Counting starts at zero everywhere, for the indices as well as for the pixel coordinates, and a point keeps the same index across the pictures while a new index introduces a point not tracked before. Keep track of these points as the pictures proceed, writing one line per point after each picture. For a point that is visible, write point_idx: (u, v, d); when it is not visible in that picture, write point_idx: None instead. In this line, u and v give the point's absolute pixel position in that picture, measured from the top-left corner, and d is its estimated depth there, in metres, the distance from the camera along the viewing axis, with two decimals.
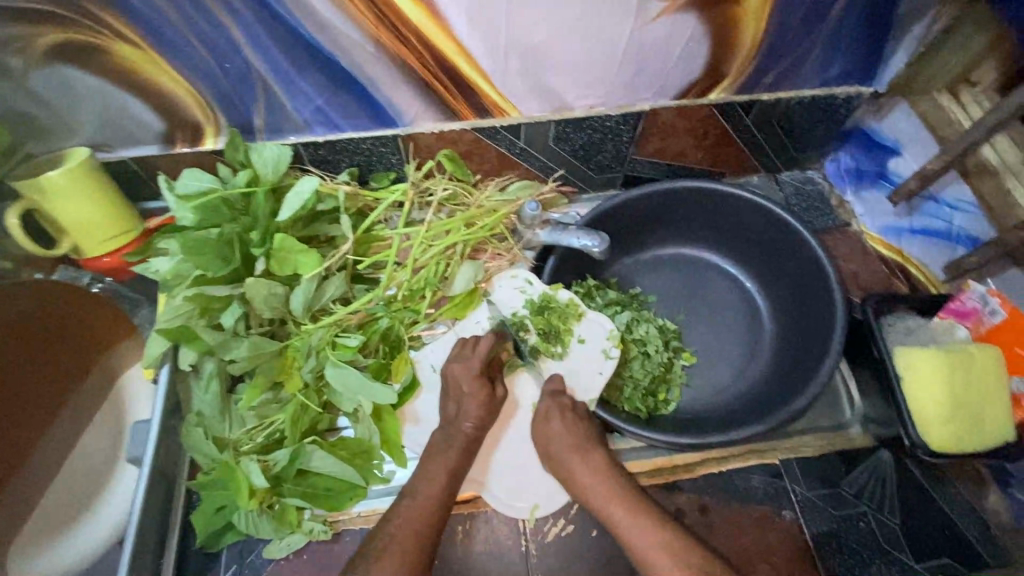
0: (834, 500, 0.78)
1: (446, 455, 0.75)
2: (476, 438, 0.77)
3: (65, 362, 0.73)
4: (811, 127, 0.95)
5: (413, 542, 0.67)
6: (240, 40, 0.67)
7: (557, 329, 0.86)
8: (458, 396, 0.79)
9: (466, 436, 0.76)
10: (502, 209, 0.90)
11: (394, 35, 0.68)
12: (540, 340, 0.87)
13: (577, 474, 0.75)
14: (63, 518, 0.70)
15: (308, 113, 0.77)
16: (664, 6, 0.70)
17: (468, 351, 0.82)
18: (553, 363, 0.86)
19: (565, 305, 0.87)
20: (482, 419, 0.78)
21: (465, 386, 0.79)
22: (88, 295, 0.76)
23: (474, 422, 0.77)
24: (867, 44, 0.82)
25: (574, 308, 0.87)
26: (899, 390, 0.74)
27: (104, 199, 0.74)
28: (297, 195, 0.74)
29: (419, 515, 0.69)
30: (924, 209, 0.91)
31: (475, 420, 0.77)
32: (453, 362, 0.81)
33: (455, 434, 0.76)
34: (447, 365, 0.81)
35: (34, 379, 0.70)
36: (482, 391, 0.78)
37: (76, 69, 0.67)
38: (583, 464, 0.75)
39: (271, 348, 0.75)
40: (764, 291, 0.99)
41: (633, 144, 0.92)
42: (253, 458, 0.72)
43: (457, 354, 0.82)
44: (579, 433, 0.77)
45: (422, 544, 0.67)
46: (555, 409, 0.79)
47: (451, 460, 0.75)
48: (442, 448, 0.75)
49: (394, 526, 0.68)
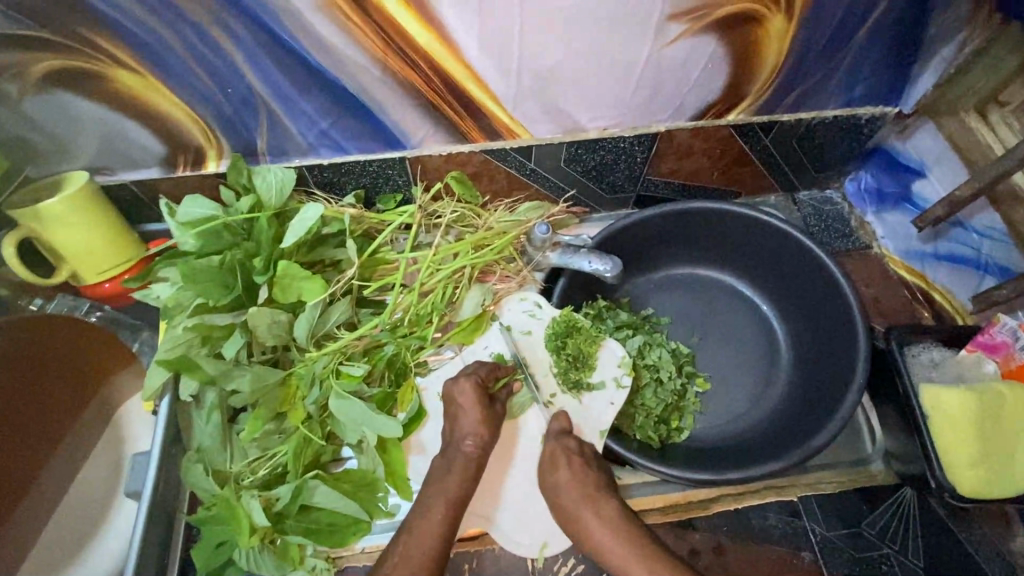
0: (856, 541, 0.76)
1: (447, 481, 0.72)
2: (476, 458, 0.75)
3: (53, 396, 0.70)
4: (832, 146, 0.91)
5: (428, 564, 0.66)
6: (242, 64, 0.64)
7: (586, 355, 0.84)
8: (453, 413, 0.77)
9: (465, 456, 0.74)
10: (512, 231, 0.87)
11: (401, 58, 0.66)
12: (556, 363, 0.84)
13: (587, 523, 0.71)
14: (62, 556, 0.68)
15: (312, 136, 0.75)
16: (682, 28, 0.67)
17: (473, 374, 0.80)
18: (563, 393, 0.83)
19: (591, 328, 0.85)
20: (481, 434, 0.75)
21: (459, 400, 0.77)
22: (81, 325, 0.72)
23: (474, 440, 0.75)
24: (893, 64, 0.78)
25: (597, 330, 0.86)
26: (926, 431, 0.72)
27: (104, 226, 0.72)
28: (301, 221, 0.72)
29: (419, 548, 0.67)
30: (952, 235, 0.87)
31: (475, 439, 0.75)
32: (451, 381, 0.79)
33: (454, 459, 0.74)
34: (453, 382, 0.78)
35: (26, 417, 0.67)
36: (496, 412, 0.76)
37: (72, 95, 0.65)
38: (591, 511, 0.71)
39: (274, 378, 0.73)
40: (782, 315, 0.96)
41: (647, 164, 0.89)
42: (255, 495, 0.70)
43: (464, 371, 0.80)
44: (582, 474, 0.74)
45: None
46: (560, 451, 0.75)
47: (450, 487, 0.72)
48: (443, 473, 0.73)
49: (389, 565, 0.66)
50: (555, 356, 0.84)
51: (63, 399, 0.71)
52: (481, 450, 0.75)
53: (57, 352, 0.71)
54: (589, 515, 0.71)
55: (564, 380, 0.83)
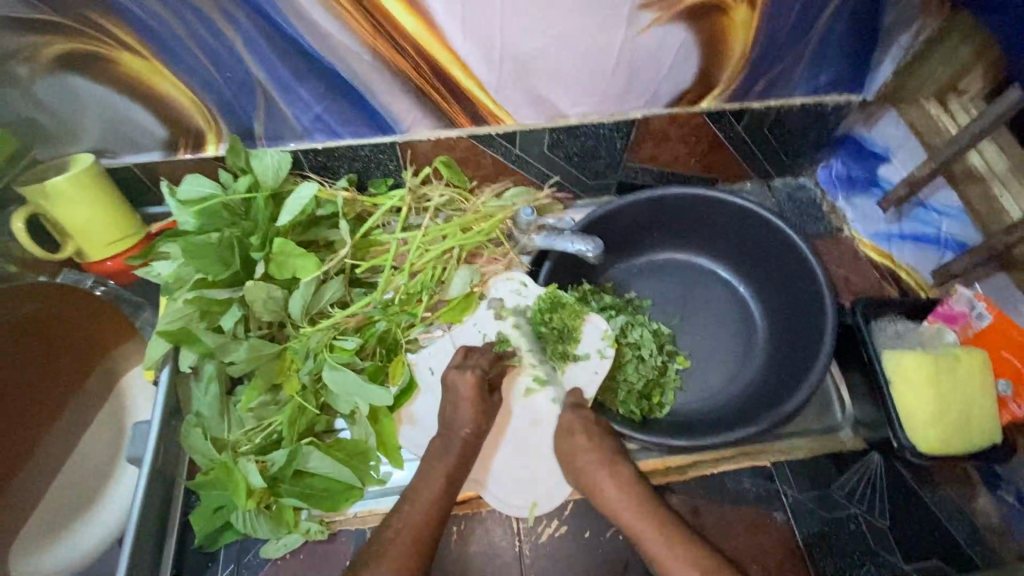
0: (825, 502, 0.79)
1: (445, 461, 0.76)
2: (473, 444, 0.78)
3: (53, 365, 0.72)
4: (802, 134, 0.97)
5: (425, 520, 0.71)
6: (241, 49, 0.69)
7: (571, 329, 0.87)
8: (451, 398, 0.80)
9: (463, 443, 0.77)
10: (498, 214, 0.92)
11: (391, 45, 0.70)
12: (543, 341, 0.88)
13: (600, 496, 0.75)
14: (64, 518, 0.71)
15: (307, 120, 0.79)
16: (654, 17, 0.72)
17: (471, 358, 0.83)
18: (551, 368, 0.87)
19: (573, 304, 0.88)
20: (476, 422, 0.78)
21: (456, 386, 0.80)
22: (87, 299, 0.76)
23: (472, 428, 0.78)
24: (854, 54, 0.84)
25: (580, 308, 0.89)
26: (889, 394, 0.76)
27: (107, 204, 0.75)
28: (296, 200, 0.76)
29: (419, 514, 0.71)
30: (914, 215, 0.92)
31: (473, 427, 0.78)
32: (455, 371, 0.81)
33: (453, 441, 0.77)
34: (455, 368, 0.81)
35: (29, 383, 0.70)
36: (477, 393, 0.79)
37: (81, 78, 0.69)
38: (603, 477, 0.75)
39: (269, 350, 0.77)
40: (758, 296, 1.01)
41: (627, 151, 0.94)
42: (251, 459, 0.73)
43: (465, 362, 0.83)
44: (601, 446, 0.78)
45: (421, 548, 0.69)
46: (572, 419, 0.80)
47: (444, 465, 0.75)
48: (442, 455, 0.76)
49: (394, 529, 0.70)
50: (541, 330, 0.88)
51: (66, 370, 0.74)
52: (478, 437, 0.79)
53: (60, 322, 0.74)
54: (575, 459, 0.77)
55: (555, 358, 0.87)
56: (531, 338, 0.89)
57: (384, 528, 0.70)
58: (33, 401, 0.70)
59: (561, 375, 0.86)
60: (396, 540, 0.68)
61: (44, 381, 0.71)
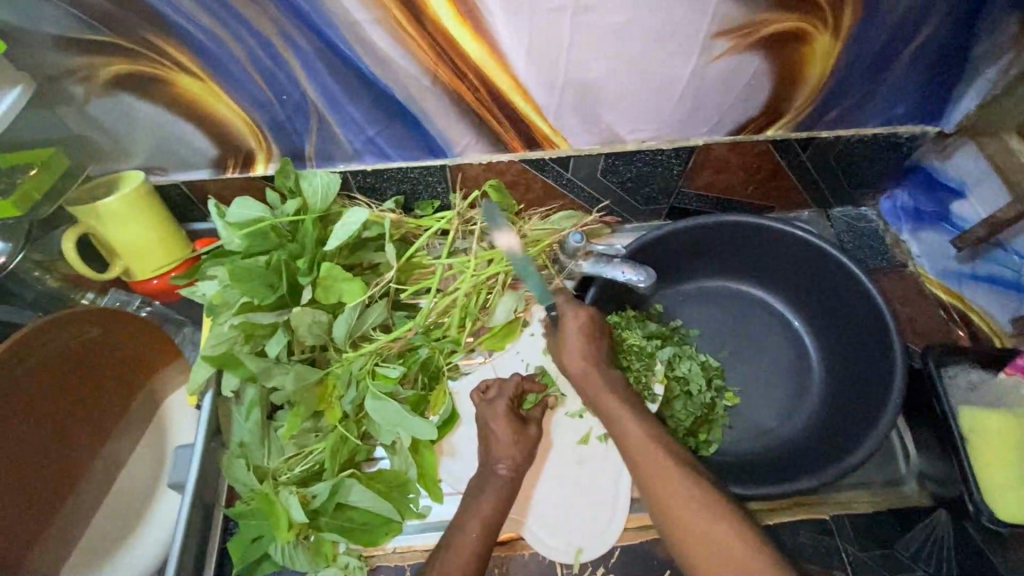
0: (890, 562, 0.75)
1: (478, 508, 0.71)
2: (512, 480, 0.74)
3: (82, 393, 0.68)
4: (869, 164, 0.91)
5: (469, 566, 0.65)
6: (298, 72, 0.66)
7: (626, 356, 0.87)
8: (487, 433, 0.77)
9: (501, 480, 0.73)
10: (546, 239, 0.88)
11: (452, 70, 0.67)
12: None
13: (615, 418, 0.70)
14: (108, 544, 0.70)
15: (358, 142, 0.77)
16: (729, 45, 0.68)
17: (494, 389, 0.80)
18: None
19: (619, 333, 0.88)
20: (517, 456, 0.75)
21: (496, 420, 0.77)
22: (154, 331, 0.74)
23: (507, 464, 0.74)
24: (935, 86, 0.79)
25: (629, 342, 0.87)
26: (963, 450, 0.72)
27: (157, 226, 0.74)
28: (346, 225, 0.74)
29: (462, 558, 0.65)
30: (991, 256, 0.87)
31: (511, 464, 0.75)
32: (487, 400, 0.78)
33: (490, 481, 0.73)
34: (486, 401, 0.78)
35: (61, 420, 0.65)
36: (514, 429, 0.76)
37: (136, 99, 0.68)
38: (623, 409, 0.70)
39: (313, 377, 0.75)
40: (814, 332, 0.96)
41: (683, 177, 0.90)
42: (293, 490, 0.71)
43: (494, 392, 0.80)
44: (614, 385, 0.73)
45: None
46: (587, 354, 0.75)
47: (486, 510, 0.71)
48: (479, 494, 0.72)
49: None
50: None
51: (104, 395, 0.70)
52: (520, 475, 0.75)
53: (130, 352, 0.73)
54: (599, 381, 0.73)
55: None
56: None
57: None
58: (69, 435, 0.66)
59: None
60: None
61: (80, 413, 0.67)
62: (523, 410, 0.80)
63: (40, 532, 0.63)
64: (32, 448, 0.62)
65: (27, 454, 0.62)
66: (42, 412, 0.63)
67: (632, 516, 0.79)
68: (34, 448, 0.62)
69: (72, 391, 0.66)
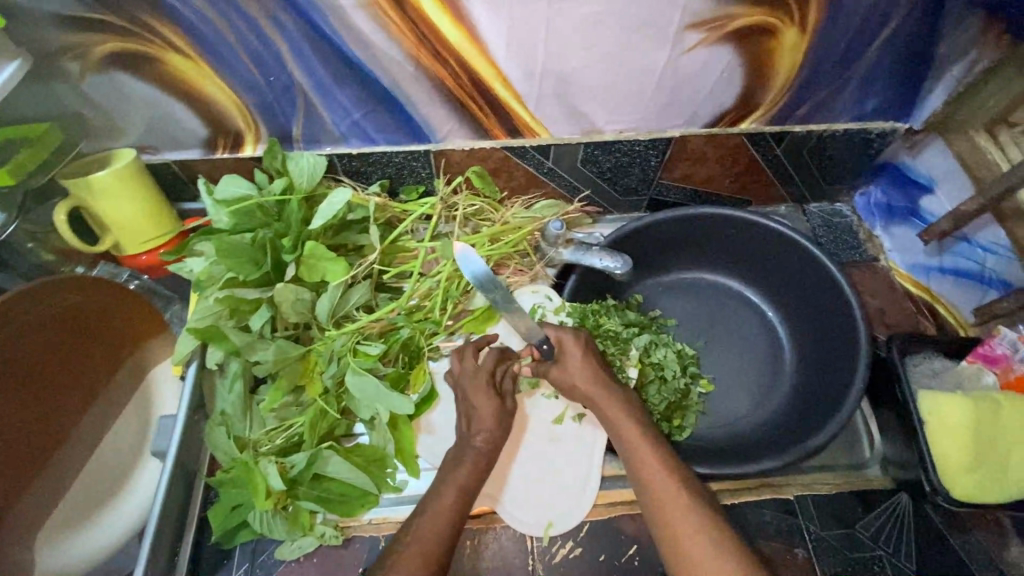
0: (851, 542, 0.77)
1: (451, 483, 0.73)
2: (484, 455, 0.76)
3: (67, 359, 0.70)
4: (842, 160, 0.94)
5: (443, 531, 0.68)
6: (286, 54, 0.69)
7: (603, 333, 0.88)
8: (463, 410, 0.79)
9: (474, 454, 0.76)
10: (527, 227, 0.91)
11: (434, 55, 0.70)
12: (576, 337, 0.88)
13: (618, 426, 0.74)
14: (90, 508, 0.72)
15: (344, 126, 0.79)
16: (700, 37, 0.71)
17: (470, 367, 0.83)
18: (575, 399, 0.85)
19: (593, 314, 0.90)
20: (491, 431, 0.77)
21: (473, 398, 0.79)
22: (141, 305, 0.78)
23: (485, 435, 0.77)
24: (902, 83, 0.82)
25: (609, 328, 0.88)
26: (922, 433, 0.74)
27: (149, 201, 0.77)
28: (330, 205, 0.76)
29: (445, 511, 0.70)
30: (956, 249, 0.88)
31: (484, 442, 0.77)
32: (464, 377, 0.81)
33: (461, 458, 0.75)
34: (461, 379, 0.81)
35: (45, 383, 0.67)
36: (494, 408, 0.78)
37: (129, 78, 0.70)
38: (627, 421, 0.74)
39: (295, 353, 0.77)
40: (787, 322, 0.98)
41: (661, 168, 0.93)
42: (272, 460, 0.73)
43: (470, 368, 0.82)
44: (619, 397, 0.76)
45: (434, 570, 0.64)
46: (595, 380, 0.77)
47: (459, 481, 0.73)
48: (452, 467, 0.74)
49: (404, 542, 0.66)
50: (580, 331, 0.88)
51: (87, 364, 0.73)
52: (491, 448, 0.77)
53: (114, 322, 0.76)
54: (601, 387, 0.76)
55: None
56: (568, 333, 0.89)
57: (390, 553, 0.66)
58: (54, 398, 0.68)
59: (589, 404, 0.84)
60: (400, 559, 0.64)
61: (67, 378, 0.70)
62: (499, 380, 0.82)
63: (22, 490, 0.65)
64: (18, 408, 0.64)
65: (14, 416, 0.63)
66: (27, 373, 0.65)
67: (603, 493, 0.82)
68: (25, 407, 0.65)
69: (60, 355, 0.69)
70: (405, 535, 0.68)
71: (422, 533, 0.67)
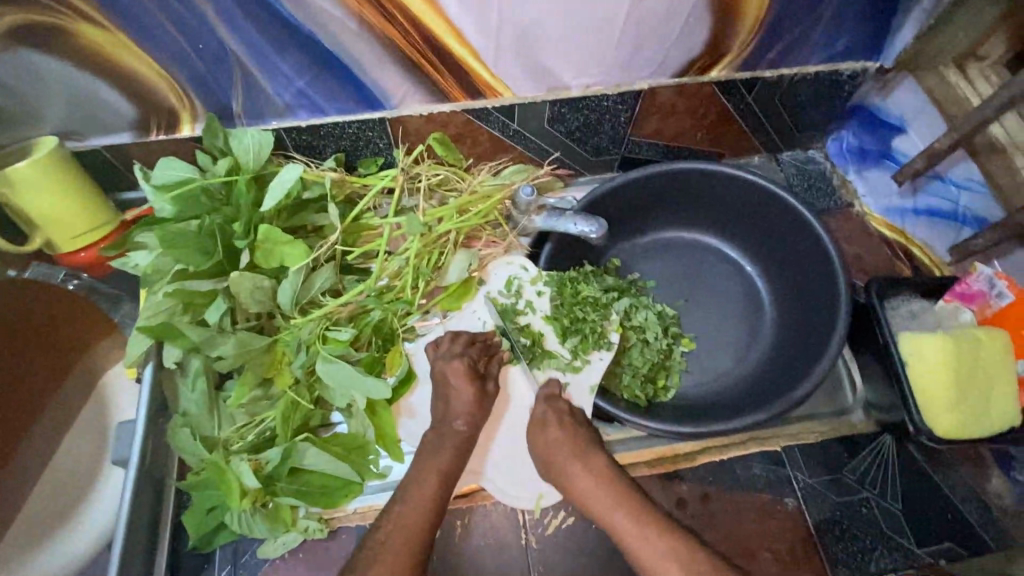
0: (837, 487, 0.78)
1: (437, 466, 0.71)
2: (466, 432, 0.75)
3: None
4: (813, 105, 0.92)
5: (427, 513, 0.67)
6: (213, 17, 0.62)
7: (580, 302, 0.85)
8: (442, 388, 0.77)
9: (459, 435, 0.74)
10: (497, 194, 0.86)
11: (379, 11, 0.64)
12: (555, 309, 0.85)
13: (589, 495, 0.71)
14: (52, 521, 0.69)
15: (288, 96, 0.73)
16: None
17: (447, 345, 0.80)
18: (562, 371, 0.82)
19: (570, 283, 0.86)
20: (473, 414, 0.75)
21: (454, 380, 0.76)
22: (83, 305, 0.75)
23: (465, 420, 0.75)
24: (875, 18, 0.79)
25: (591, 298, 0.85)
26: (903, 374, 0.75)
27: (75, 192, 0.70)
28: (280, 183, 0.70)
29: (415, 516, 0.66)
30: (929, 188, 0.90)
31: (466, 424, 0.75)
32: (443, 360, 0.78)
33: (445, 440, 0.73)
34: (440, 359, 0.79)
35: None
36: (476, 393, 0.76)
37: (37, 54, 0.63)
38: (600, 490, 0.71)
39: (259, 344, 0.72)
40: (765, 274, 0.97)
41: (631, 124, 0.89)
42: (244, 458, 0.69)
43: (450, 347, 0.80)
44: (594, 461, 0.73)
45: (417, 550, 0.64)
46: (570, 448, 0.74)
47: (444, 464, 0.71)
48: (436, 452, 0.72)
49: (382, 531, 0.65)
50: (556, 305, 0.85)
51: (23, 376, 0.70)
52: (474, 431, 0.75)
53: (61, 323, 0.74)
54: (577, 465, 0.73)
55: (571, 348, 0.83)
56: (547, 308, 0.86)
57: (371, 537, 0.65)
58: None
59: (573, 375, 0.82)
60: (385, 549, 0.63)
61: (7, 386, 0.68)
62: (483, 367, 0.79)
63: None
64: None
65: None
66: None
67: None
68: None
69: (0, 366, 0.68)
70: (381, 523, 0.66)
71: (401, 519, 0.66)
